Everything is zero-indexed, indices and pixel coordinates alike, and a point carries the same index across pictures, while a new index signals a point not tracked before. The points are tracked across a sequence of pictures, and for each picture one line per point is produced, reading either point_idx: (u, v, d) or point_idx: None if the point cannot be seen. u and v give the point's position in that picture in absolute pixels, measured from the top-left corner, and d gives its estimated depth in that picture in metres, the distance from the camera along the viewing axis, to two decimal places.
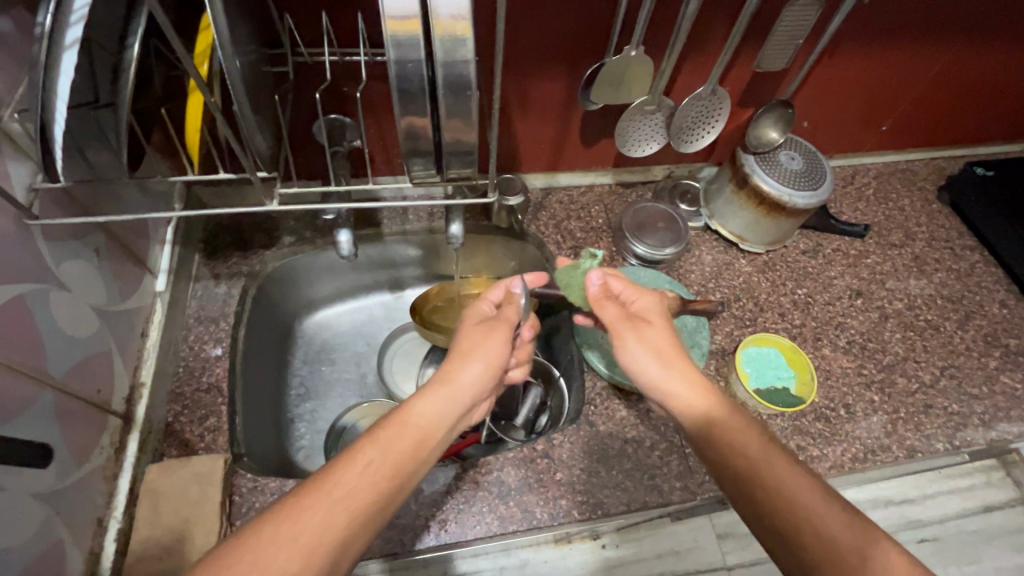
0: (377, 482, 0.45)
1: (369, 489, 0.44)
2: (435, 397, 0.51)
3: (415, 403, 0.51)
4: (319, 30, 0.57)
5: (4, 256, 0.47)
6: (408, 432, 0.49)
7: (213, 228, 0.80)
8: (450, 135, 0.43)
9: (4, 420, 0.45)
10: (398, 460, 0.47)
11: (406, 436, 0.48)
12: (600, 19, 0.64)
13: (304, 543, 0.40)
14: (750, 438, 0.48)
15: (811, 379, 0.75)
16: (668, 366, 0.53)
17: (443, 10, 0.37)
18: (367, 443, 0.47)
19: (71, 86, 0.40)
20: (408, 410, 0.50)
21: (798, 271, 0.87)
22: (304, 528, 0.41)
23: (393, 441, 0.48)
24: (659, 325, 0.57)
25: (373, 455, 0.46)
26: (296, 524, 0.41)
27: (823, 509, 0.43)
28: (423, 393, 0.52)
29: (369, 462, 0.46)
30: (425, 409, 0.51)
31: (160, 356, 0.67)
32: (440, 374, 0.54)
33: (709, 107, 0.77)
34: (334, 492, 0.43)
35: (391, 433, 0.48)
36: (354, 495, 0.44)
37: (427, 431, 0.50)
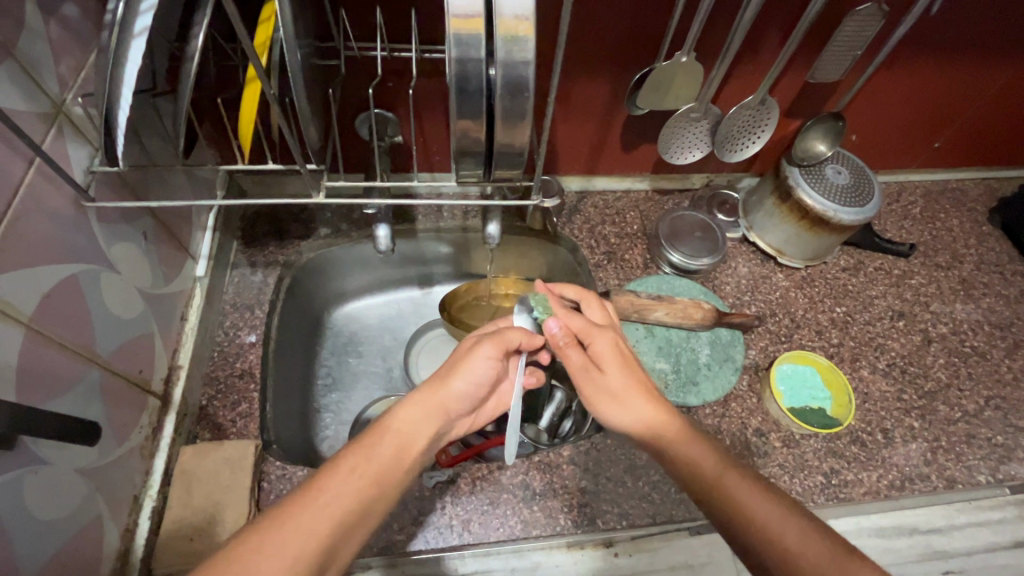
0: (358, 488, 0.46)
1: (353, 494, 0.45)
2: (416, 407, 0.53)
3: (395, 413, 0.53)
4: (371, 26, 0.57)
5: (64, 237, 0.48)
6: (388, 440, 0.50)
7: (252, 217, 0.81)
8: (503, 136, 0.43)
9: (56, 395, 0.46)
10: (379, 468, 0.48)
11: (388, 442, 0.50)
12: (653, 24, 0.63)
13: (292, 548, 0.40)
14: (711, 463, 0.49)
15: (849, 401, 0.72)
16: (624, 409, 0.54)
17: (507, 10, 0.36)
18: (349, 448, 0.49)
19: (137, 73, 0.41)
20: (392, 420, 0.52)
21: (838, 289, 0.85)
22: (289, 536, 0.41)
23: (375, 447, 0.49)
24: (614, 367, 0.55)
25: (355, 462, 0.47)
26: (283, 531, 0.41)
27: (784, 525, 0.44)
28: (404, 404, 0.53)
29: (350, 470, 0.46)
30: (406, 419, 0.52)
31: (198, 340, 0.69)
32: (422, 387, 0.55)
33: (756, 117, 0.75)
34: (321, 497, 0.44)
35: (373, 442, 0.49)
36: (338, 503, 0.44)
37: (407, 441, 0.51)
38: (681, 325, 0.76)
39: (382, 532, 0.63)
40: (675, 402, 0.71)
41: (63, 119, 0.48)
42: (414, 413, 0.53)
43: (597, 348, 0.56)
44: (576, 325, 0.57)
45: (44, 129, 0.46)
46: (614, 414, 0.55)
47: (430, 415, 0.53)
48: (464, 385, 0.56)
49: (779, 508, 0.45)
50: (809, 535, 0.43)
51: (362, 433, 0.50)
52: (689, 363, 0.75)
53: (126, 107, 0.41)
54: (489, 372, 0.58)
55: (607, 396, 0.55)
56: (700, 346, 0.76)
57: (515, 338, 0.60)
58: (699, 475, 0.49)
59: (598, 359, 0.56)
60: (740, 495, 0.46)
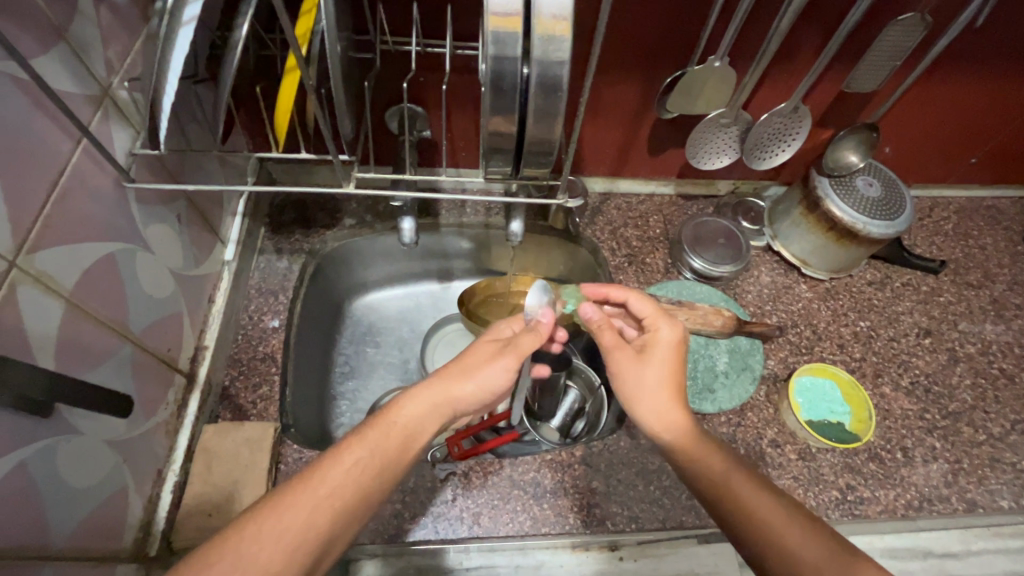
0: (361, 480, 0.46)
1: (354, 487, 0.45)
2: (423, 401, 0.51)
3: (404, 407, 0.51)
4: (407, 21, 0.58)
5: (104, 215, 0.49)
6: (395, 435, 0.49)
7: (280, 204, 0.83)
8: (534, 135, 0.43)
9: (91, 366, 0.48)
10: (384, 461, 0.47)
11: (395, 438, 0.49)
12: (689, 26, 0.63)
13: (289, 538, 0.41)
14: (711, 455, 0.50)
15: (869, 417, 0.72)
16: (658, 400, 0.53)
17: (546, 9, 0.37)
18: (354, 436, 0.48)
19: (183, 60, 0.42)
20: (397, 411, 0.51)
21: (862, 303, 0.83)
22: (288, 526, 0.41)
23: (381, 442, 0.48)
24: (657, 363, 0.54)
25: (360, 454, 0.47)
26: (281, 521, 0.42)
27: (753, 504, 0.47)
28: (413, 396, 0.52)
29: (356, 462, 0.46)
30: (412, 413, 0.51)
31: (224, 323, 0.70)
32: (432, 378, 0.53)
33: (787, 126, 0.74)
34: (321, 490, 0.44)
35: (380, 432, 0.48)
36: (338, 494, 0.44)
37: (413, 438, 0.50)
38: (699, 331, 0.74)
39: (392, 519, 0.64)
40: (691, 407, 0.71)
41: (109, 102, 0.50)
42: (422, 407, 0.51)
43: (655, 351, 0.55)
44: (644, 310, 0.59)
45: (91, 111, 0.47)
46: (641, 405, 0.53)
47: (437, 412, 0.52)
48: (472, 385, 0.53)
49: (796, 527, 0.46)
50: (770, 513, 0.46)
51: (369, 420, 0.50)
52: (706, 370, 0.74)
53: (170, 91, 0.42)
54: (500, 378, 0.55)
55: (637, 389, 0.54)
56: (718, 354, 0.76)
57: (529, 344, 0.57)
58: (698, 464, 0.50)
59: (649, 357, 0.55)
60: (737, 492, 0.48)
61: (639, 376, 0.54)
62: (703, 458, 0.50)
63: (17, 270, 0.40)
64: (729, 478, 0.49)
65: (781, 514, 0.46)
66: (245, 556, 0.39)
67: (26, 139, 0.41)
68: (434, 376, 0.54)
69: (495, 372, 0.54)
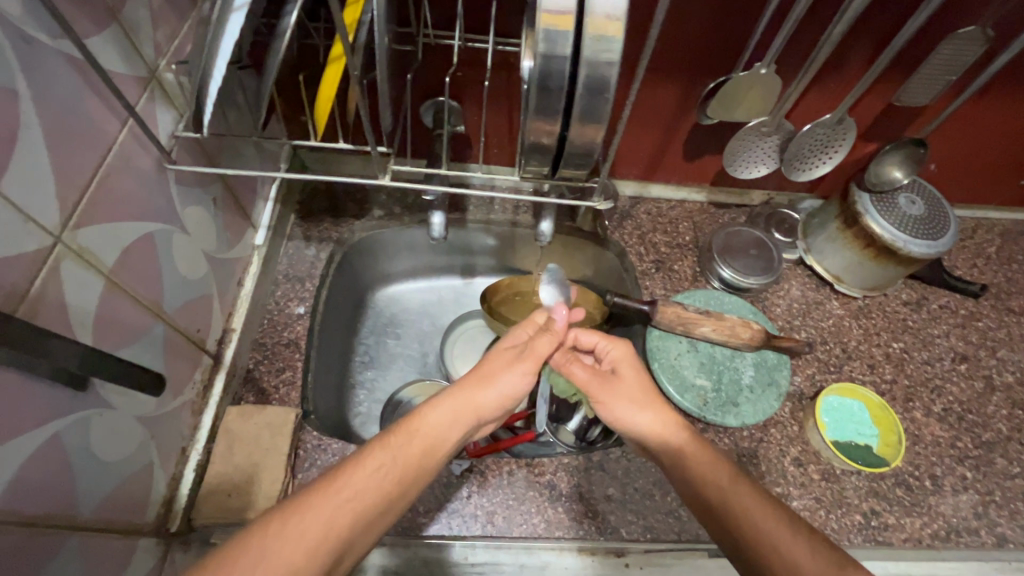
0: (383, 484, 0.46)
1: (374, 490, 0.45)
2: (446, 410, 0.51)
3: (427, 414, 0.51)
4: (451, 15, 0.57)
5: (145, 194, 0.50)
6: (417, 442, 0.49)
7: (311, 192, 0.84)
8: (577, 136, 0.42)
9: (126, 343, 0.49)
10: (405, 466, 0.47)
11: (417, 445, 0.49)
12: (737, 31, 0.61)
13: (311, 539, 0.41)
14: (702, 455, 0.53)
15: (898, 442, 0.70)
16: (641, 411, 0.57)
17: (599, 9, 0.36)
18: (376, 442, 0.48)
19: (232, 45, 0.42)
20: (421, 419, 0.51)
21: (896, 324, 0.81)
22: (310, 526, 0.41)
23: (403, 448, 0.48)
24: (631, 373, 0.60)
25: (383, 460, 0.47)
26: (303, 521, 0.41)
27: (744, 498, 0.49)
28: (437, 403, 0.52)
29: (377, 466, 0.46)
30: (436, 422, 0.51)
31: (251, 307, 0.71)
32: (457, 386, 0.54)
33: (830, 138, 0.71)
34: (342, 492, 0.44)
35: (402, 438, 0.49)
36: (360, 496, 0.44)
37: (435, 446, 0.50)
38: (727, 343, 0.73)
39: (406, 512, 0.64)
40: (713, 420, 0.69)
41: (155, 83, 0.50)
42: (447, 415, 0.51)
43: (622, 369, 0.61)
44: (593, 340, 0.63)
45: (138, 92, 0.48)
46: (630, 416, 0.57)
47: (461, 421, 0.52)
48: (495, 392, 0.54)
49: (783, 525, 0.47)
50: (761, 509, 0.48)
51: (392, 427, 0.50)
52: (731, 383, 0.72)
53: (219, 75, 0.42)
54: (521, 386, 0.55)
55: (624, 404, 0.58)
56: (744, 367, 0.73)
57: (546, 348, 0.57)
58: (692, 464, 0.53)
59: (619, 376, 0.60)
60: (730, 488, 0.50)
61: (621, 389, 0.59)
62: (694, 458, 0.53)
63: (62, 245, 0.40)
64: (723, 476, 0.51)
65: (768, 510, 0.48)
66: (264, 553, 0.39)
67: (77, 116, 0.42)
68: (457, 383, 0.54)
69: (515, 379, 0.55)
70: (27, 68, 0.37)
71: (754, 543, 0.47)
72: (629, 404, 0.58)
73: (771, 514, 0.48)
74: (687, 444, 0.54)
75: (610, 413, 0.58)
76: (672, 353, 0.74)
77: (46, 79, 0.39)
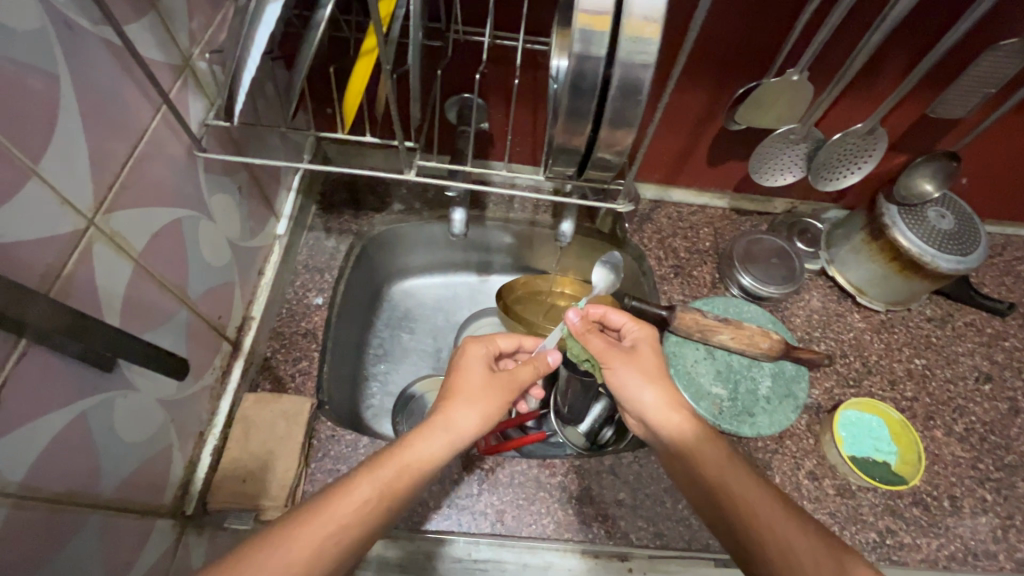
0: (369, 516, 0.46)
1: (360, 524, 0.45)
2: (435, 441, 0.51)
3: (415, 444, 0.50)
4: (481, 12, 0.57)
5: (175, 181, 0.51)
6: (405, 474, 0.49)
7: (332, 184, 0.85)
8: (606, 138, 0.42)
9: (152, 327, 0.50)
10: (392, 498, 0.47)
11: (405, 478, 0.49)
12: (771, 36, 0.60)
13: (297, 568, 0.41)
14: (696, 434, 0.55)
15: (917, 460, 0.69)
16: (651, 387, 0.57)
17: (637, 10, 0.35)
18: (363, 471, 0.48)
19: (267, 36, 0.42)
20: (409, 448, 0.50)
21: (919, 340, 0.79)
22: (295, 557, 0.42)
23: (391, 482, 0.48)
24: (647, 350, 0.61)
25: (370, 493, 0.46)
26: (289, 551, 0.42)
27: (731, 474, 0.52)
28: (426, 434, 0.51)
29: (364, 501, 0.46)
30: (425, 454, 0.50)
31: (271, 296, 0.72)
32: (440, 417, 0.53)
33: (860, 148, 0.69)
34: (329, 525, 0.44)
35: (390, 470, 0.48)
36: (345, 531, 0.44)
37: (422, 477, 0.50)
38: (745, 352, 0.72)
39: (417, 506, 0.64)
40: (728, 429, 0.69)
41: (189, 71, 0.51)
42: (436, 447, 0.51)
43: (641, 346, 0.61)
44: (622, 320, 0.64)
45: (172, 79, 0.49)
46: (639, 392, 0.57)
47: (447, 450, 0.52)
48: (474, 416, 0.54)
49: (766, 496, 0.51)
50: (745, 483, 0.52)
51: (379, 456, 0.49)
52: (747, 393, 0.71)
53: (252, 66, 0.43)
54: (498, 408, 0.56)
55: (634, 376, 0.58)
56: (761, 377, 0.72)
57: (527, 374, 0.59)
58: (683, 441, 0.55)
59: (638, 352, 0.60)
60: (717, 465, 0.53)
61: (635, 365, 0.59)
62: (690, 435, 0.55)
63: (94, 228, 0.41)
64: (713, 453, 0.54)
65: (753, 485, 0.51)
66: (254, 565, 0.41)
67: (113, 102, 0.42)
68: (439, 412, 0.54)
69: (492, 405, 0.55)
70: (68, 54, 0.38)
71: (756, 539, 0.48)
72: (639, 380, 0.58)
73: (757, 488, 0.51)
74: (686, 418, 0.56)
75: (621, 380, 0.59)
76: (687, 361, 0.73)
77: (86, 65, 0.39)
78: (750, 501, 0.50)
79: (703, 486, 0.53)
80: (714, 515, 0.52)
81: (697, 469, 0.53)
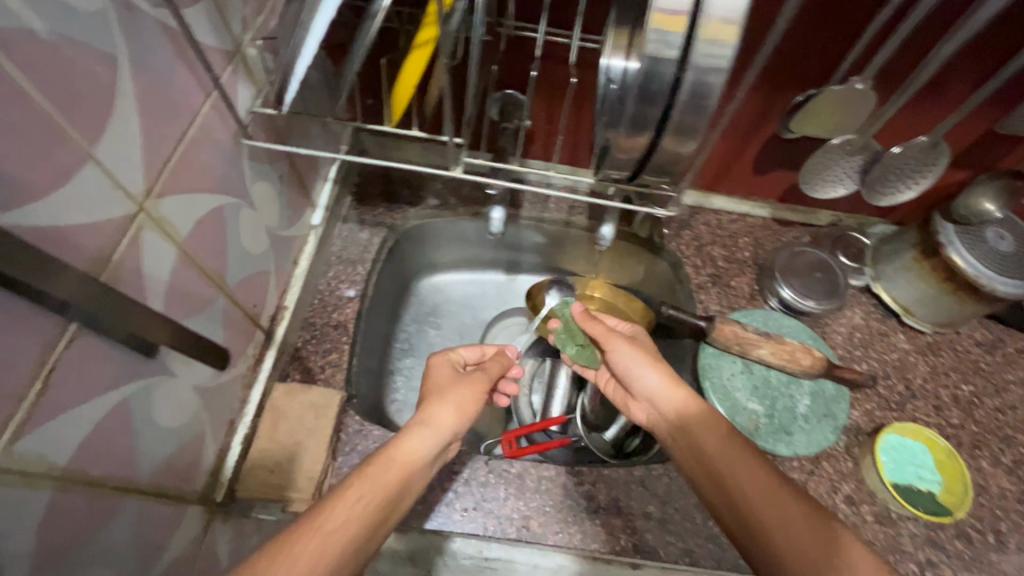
0: (365, 514, 0.45)
1: (357, 524, 0.44)
2: (421, 440, 0.53)
3: (400, 441, 0.51)
4: (535, 6, 0.56)
5: (221, 167, 0.50)
6: (394, 468, 0.49)
7: (367, 176, 0.84)
8: (667, 145, 0.41)
9: (192, 314, 0.49)
10: (386, 494, 0.47)
11: (395, 471, 0.49)
12: (837, 42, 0.57)
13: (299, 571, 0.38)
14: (702, 413, 0.58)
15: (963, 491, 0.66)
16: (651, 366, 0.63)
17: (716, 10, 0.33)
18: (356, 476, 0.47)
19: (324, 24, 0.41)
20: (394, 444, 0.51)
21: (967, 364, 0.76)
22: (297, 560, 0.39)
23: (381, 477, 0.48)
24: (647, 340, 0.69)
25: (364, 490, 0.46)
26: (291, 557, 0.39)
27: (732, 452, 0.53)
28: (410, 432, 0.53)
29: (358, 497, 0.45)
30: (415, 449, 0.52)
31: (304, 286, 0.72)
32: (418, 415, 0.55)
33: (918, 164, 0.66)
34: (327, 525, 0.42)
35: (380, 467, 0.48)
36: (345, 528, 0.43)
37: (414, 472, 0.51)
38: (785, 368, 0.70)
39: (442, 507, 0.63)
40: (763, 447, 0.66)
41: (240, 58, 0.50)
42: (423, 443, 0.52)
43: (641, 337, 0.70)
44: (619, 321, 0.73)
45: (224, 65, 0.48)
46: (641, 371, 0.64)
47: (431, 445, 0.53)
48: (451, 410, 0.56)
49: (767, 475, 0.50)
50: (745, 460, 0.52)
51: (366, 460, 0.49)
52: (785, 410, 0.69)
53: (309, 54, 0.42)
54: (473, 401, 0.59)
55: (633, 357, 0.65)
56: (799, 396, 0.70)
57: (498, 369, 0.64)
58: (688, 416, 0.59)
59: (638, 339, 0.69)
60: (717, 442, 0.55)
61: (635, 348, 0.66)
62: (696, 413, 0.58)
63: (144, 214, 0.41)
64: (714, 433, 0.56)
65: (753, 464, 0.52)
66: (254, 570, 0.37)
67: (167, 86, 0.42)
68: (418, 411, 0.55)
69: (467, 398, 0.58)
70: (126, 36, 0.37)
71: (751, 512, 0.49)
72: (639, 361, 0.64)
73: (756, 467, 0.51)
74: (688, 396, 0.60)
75: (627, 362, 0.65)
76: (723, 373, 0.71)
77: (143, 47, 0.39)
78: (747, 479, 0.51)
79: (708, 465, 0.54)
80: (718, 494, 0.52)
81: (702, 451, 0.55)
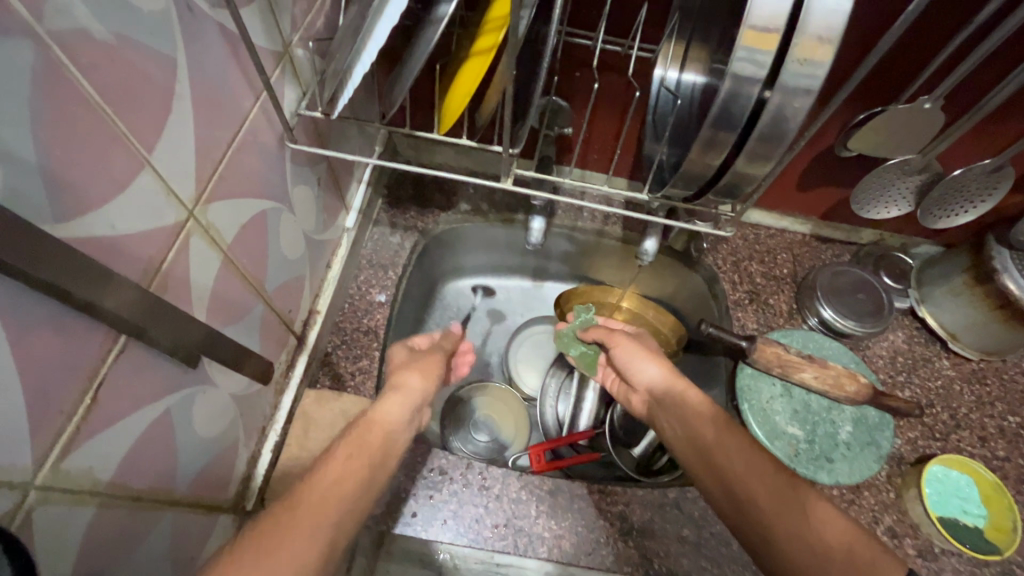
0: (354, 473, 0.43)
1: (348, 489, 0.42)
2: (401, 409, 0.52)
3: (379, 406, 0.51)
4: (591, 12, 0.54)
5: (266, 171, 0.49)
6: (375, 430, 0.49)
7: (399, 177, 0.82)
8: (739, 168, 0.39)
9: (233, 322, 0.48)
10: (372, 456, 0.46)
11: (377, 432, 0.48)
12: (906, 59, 0.55)
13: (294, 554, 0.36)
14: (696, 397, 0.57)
15: (1012, 528, 0.63)
16: (651, 359, 0.62)
17: (812, 30, 0.31)
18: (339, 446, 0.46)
19: (387, 30, 0.39)
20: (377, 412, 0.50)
21: (1016, 395, 0.73)
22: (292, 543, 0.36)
23: (361, 443, 0.47)
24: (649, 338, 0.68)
25: (349, 452, 0.45)
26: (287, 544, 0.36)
27: (725, 435, 0.52)
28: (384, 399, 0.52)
29: (345, 457, 0.44)
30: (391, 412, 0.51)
31: (335, 291, 0.70)
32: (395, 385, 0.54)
33: (979, 186, 0.64)
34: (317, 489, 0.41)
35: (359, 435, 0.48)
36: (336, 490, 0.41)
37: (396, 446, 0.49)
38: (828, 394, 0.68)
39: (472, 522, 0.62)
40: (803, 474, 0.64)
41: (288, 59, 0.49)
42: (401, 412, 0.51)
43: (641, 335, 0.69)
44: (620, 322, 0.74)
45: (273, 66, 0.47)
46: (638, 364, 0.63)
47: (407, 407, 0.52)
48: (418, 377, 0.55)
49: (761, 461, 0.49)
50: (737, 445, 0.51)
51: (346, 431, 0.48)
52: (826, 436, 0.67)
53: (368, 61, 0.40)
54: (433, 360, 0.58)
55: (631, 351, 0.64)
56: (841, 422, 0.68)
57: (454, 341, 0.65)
58: (680, 400, 0.57)
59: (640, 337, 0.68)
60: (711, 426, 0.53)
61: (636, 343, 0.65)
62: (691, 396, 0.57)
63: (193, 221, 0.39)
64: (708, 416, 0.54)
65: (746, 449, 0.50)
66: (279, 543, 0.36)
67: (223, 90, 0.40)
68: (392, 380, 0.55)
69: (430, 359, 0.58)
70: (187, 36, 0.36)
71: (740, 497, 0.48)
72: (639, 354, 0.63)
73: (749, 453, 0.50)
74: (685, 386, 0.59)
75: (625, 355, 0.64)
76: (762, 395, 0.69)
77: (201, 49, 0.37)
78: (737, 463, 0.50)
79: (700, 447, 0.53)
80: (706, 475, 0.52)
81: (694, 432, 0.54)
